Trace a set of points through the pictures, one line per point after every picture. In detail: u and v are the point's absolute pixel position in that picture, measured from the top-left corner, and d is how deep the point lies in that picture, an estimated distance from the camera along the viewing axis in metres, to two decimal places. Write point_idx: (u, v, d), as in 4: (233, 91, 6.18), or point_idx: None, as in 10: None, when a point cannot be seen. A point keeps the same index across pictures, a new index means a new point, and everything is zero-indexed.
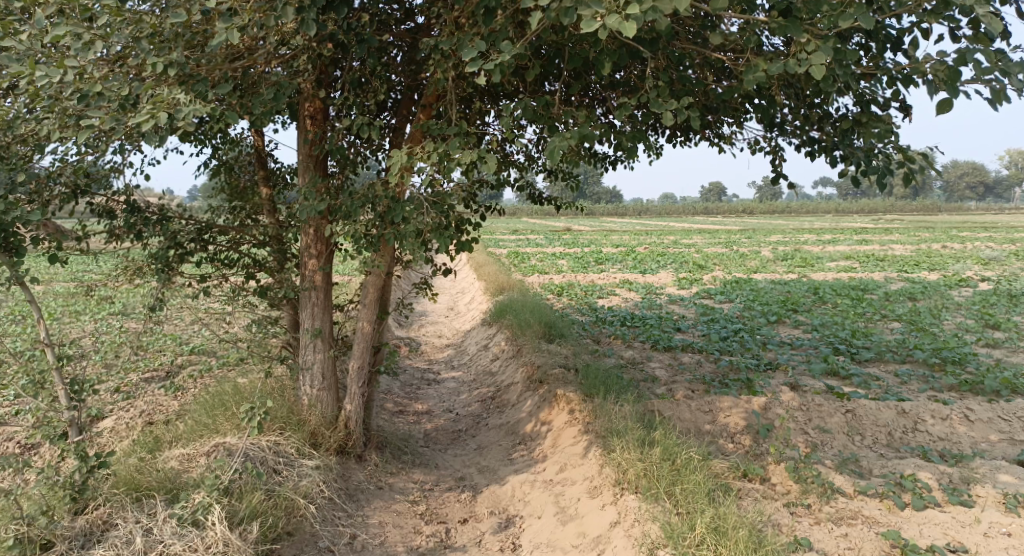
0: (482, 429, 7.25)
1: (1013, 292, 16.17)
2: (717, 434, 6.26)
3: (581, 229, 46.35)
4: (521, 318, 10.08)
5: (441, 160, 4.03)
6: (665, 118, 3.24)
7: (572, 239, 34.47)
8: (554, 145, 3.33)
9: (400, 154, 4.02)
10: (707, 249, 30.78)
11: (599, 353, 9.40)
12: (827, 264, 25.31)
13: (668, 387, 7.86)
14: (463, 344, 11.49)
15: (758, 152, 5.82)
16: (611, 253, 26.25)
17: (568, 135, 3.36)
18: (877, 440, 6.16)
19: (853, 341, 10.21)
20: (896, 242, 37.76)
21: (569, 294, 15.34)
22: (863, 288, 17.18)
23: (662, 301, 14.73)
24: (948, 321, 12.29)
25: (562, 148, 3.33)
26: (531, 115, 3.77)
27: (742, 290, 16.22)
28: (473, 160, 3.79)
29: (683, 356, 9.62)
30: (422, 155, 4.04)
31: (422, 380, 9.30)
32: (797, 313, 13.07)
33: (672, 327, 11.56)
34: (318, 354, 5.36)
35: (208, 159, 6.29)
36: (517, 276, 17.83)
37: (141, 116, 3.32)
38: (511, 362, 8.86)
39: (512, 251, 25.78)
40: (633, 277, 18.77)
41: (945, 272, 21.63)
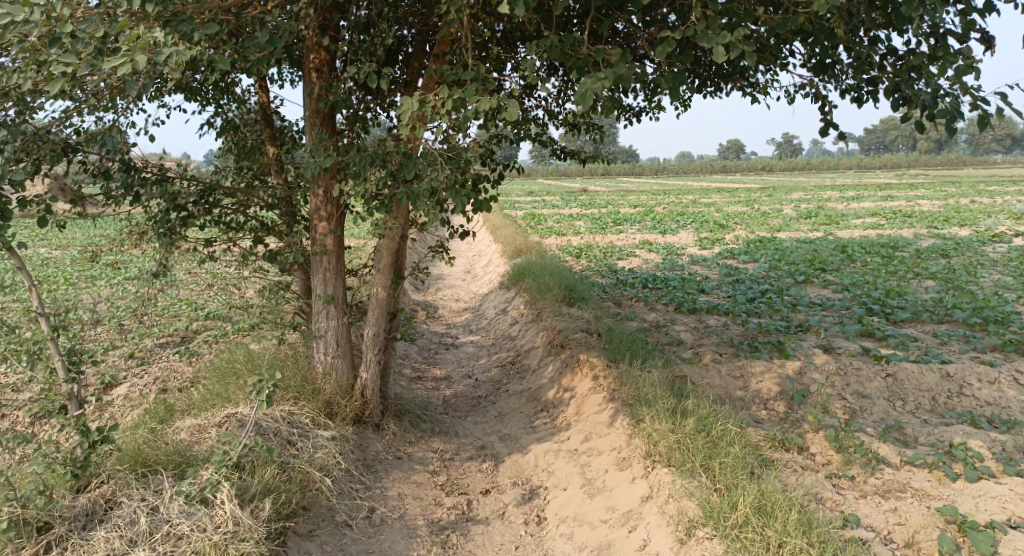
0: (502, 395, 7.01)
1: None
2: (749, 401, 5.97)
3: (599, 189, 45.70)
4: (540, 281, 9.78)
5: (457, 110, 3.70)
6: (717, 52, 2.87)
7: (589, 200, 33.93)
8: (587, 87, 2.93)
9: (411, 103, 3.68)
10: (727, 207, 30.21)
11: (622, 317, 9.10)
12: (853, 221, 24.69)
13: (695, 352, 7.56)
14: (481, 308, 11.22)
15: (796, 101, 5.41)
16: (630, 213, 25.78)
17: (602, 75, 2.99)
18: (920, 405, 5.86)
19: (886, 301, 9.84)
20: (922, 197, 37.03)
21: (588, 255, 15.00)
22: (892, 245, 16.67)
23: (683, 261, 14.37)
24: (984, 279, 11.83)
25: (596, 90, 2.94)
26: (558, 56, 3.41)
27: (766, 249, 15.81)
28: (493, 107, 3.46)
29: (708, 318, 9.31)
30: (436, 103, 3.71)
31: (440, 346, 9.06)
32: (825, 272, 12.68)
33: (696, 288, 11.21)
34: (331, 321, 5.11)
35: (213, 118, 6.00)
36: (534, 238, 17.48)
37: (118, 59, 3.06)
38: (531, 326, 8.60)
39: (529, 212, 25.38)
40: (653, 237, 18.36)
41: (976, 228, 21.01)
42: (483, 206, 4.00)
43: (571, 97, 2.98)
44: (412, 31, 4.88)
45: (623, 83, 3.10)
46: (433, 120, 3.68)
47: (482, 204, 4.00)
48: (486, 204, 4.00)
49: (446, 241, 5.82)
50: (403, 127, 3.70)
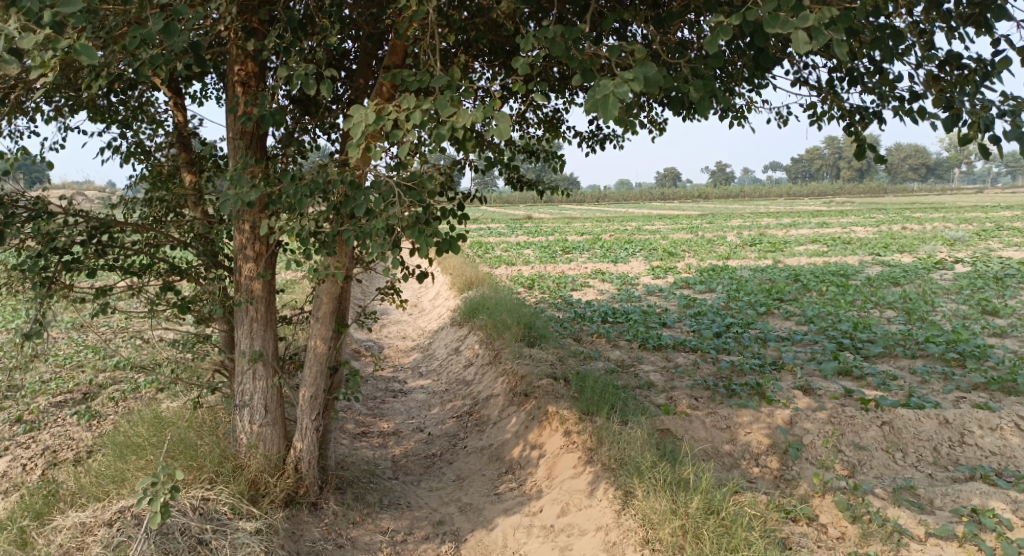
0: (459, 453, 6.21)
1: (995, 274, 15.73)
2: (741, 458, 5.35)
3: (543, 217, 45.41)
4: (496, 319, 9.05)
5: (423, 126, 3.02)
6: (795, 38, 2.27)
7: (535, 227, 33.46)
8: (612, 89, 2.26)
9: (364, 114, 2.94)
10: (673, 234, 30.23)
11: (586, 358, 8.44)
12: (796, 249, 24.86)
13: (670, 398, 6.94)
14: (431, 348, 10.39)
15: (789, 123, 4.90)
16: (578, 241, 25.39)
17: (628, 76, 2.30)
18: (922, 457, 5.34)
19: (855, 333, 9.48)
20: (855, 223, 38.16)
21: (540, 287, 14.36)
22: (842, 273, 16.61)
23: (639, 292, 13.87)
24: (943, 309, 11.67)
25: (621, 94, 2.26)
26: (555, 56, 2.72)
27: (721, 278, 15.47)
28: (473, 121, 2.76)
29: (676, 356, 8.75)
30: (393, 115, 2.97)
31: (387, 394, 8.19)
32: (785, 303, 12.35)
33: (657, 322, 10.69)
34: (259, 382, 4.25)
35: (119, 141, 5.11)
36: (483, 269, 16.75)
37: None
38: (488, 370, 7.86)
39: (474, 241, 24.70)
40: (605, 266, 17.89)
41: (917, 255, 21.32)
42: (452, 247, 3.24)
43: (586, 100, 2.29)
44: (358, 40, 4.18)
45: (646, 88, 2.43)
46: (393, 134, 2.96)
47: (450, 245, 3.24)
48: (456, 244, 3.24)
49: (398, 284, 5.03)
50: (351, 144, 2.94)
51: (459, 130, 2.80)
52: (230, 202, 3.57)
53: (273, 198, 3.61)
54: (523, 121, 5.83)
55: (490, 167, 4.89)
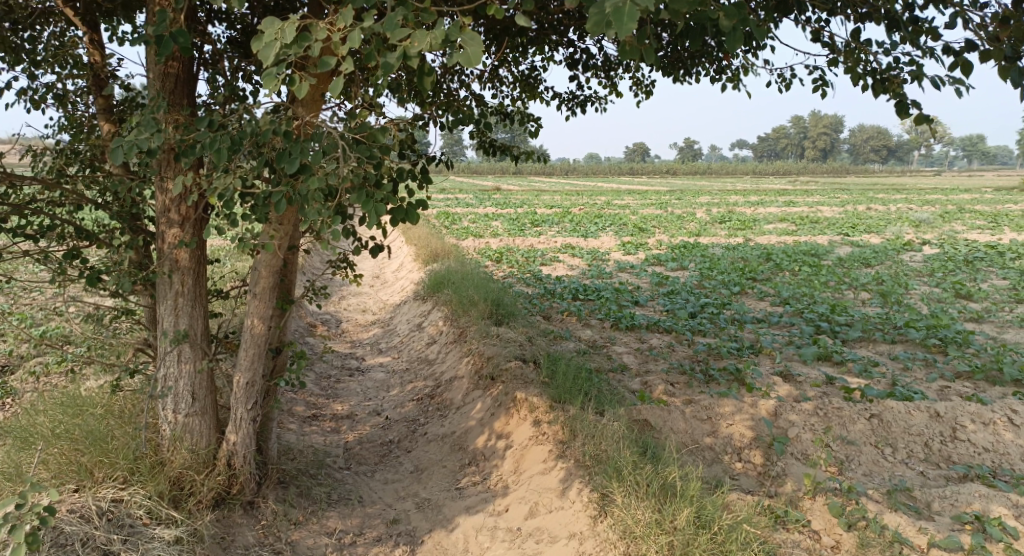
0: (419, 440, 5.74)
1: (964, 257, 15.66)
2: (723, 452, 4.97)
3: (512, 189, 44.77)
4: (461, 295, 8.56)
5: (370, 60, 2.49)
6: None
7: (504, 199, 32.84)
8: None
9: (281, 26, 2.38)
10: (642, 210, 29.94)
11: (556, 339, 8.01)
12: (766, 227, 24.71)
13: (645, 385, 6.54)
14: (392, 323, 9.85)
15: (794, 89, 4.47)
16: (548, 214, 24.90)
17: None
18: (913, 453, 5.00)
19: (832, 315, 9.20)
20: (821, 203, 38.36)
21: (509, 261, 13.88)
22: (813, 252, 16.41)
23: (610, 269, 13.47)
24: (916, 292, 11.47)
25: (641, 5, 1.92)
26: None
27: (693, 256, 15.15)
28: (434, 47, 2.25)
29: (649, 337, 8.37)
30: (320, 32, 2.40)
31: (344, 374, 7.67)
32: (758, 282, 12.07)
33: (630, 300, 10.30)
34: (185, 367, 3.73)
35: (29, 82, 4.44)
36: (449, 240, 16.17)
37: None
38: (452, 349, 7.38)
39: (441, 211, 24.07)
40: (575, 241, 17.44)
41: (885, 236, 21.29)
42: (409, 214, 2.72)
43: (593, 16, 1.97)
44: None
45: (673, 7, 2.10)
46: (327, 62, 2.42)
47: (405, 212, 2.72)
48: (414, 212, 2.73)
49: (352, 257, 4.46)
50: (270, 75, 2.41)
51: (414, 61, 2.28)
52: (129, 152, 2.97)
53: (187, 150, 3.04)
54: (494, 79, 5.30)
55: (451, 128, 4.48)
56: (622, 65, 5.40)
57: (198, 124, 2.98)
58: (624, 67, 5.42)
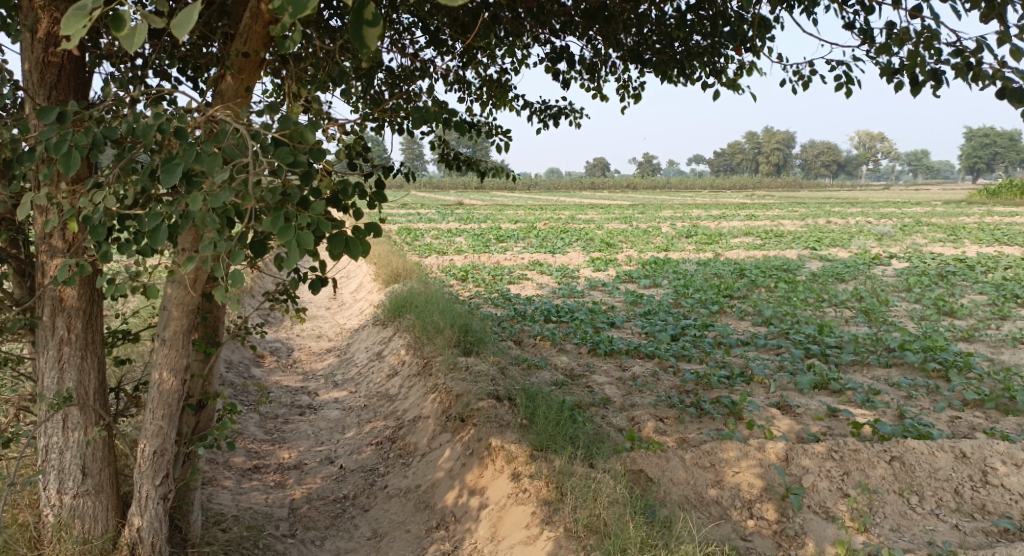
0: (378, 497, 5.03)
1: (937, 271, 15.41)
2: (731, 507, 4.32)
3: (475, 204, 44.12)
4: (426, 321, 7.84)
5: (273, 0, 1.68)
6: None
7: (467, 215, 32.17)
8: None
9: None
10: (607, 224, 29.55)
11: (530, 369, 7.33)
12: (733, 241, 24.41)
13: (632, 423, 5.89)
14: (350, 352, 9.07)
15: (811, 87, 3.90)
16: (512, 230, 24.30)
17: None
18: (944, 503, 4.40)
19: (820, 336, 8.67)
20: (783, 216, 38.63)
21: (475, 280, 13.17)
22: (785, 267, 16.01)
23: (581, 286, 12.87)
24: (899, 309, 11.05)
25: None
26: None
27: (665, 272, 14.66)
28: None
29: (630, 364, 7.76)
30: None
31: (294, 415, 6.89)
32: (736, 300, 11.58)
33: (605, 321, 9.68)
34: (69, 439, 3.13)
35: None
36: (412, 258, 15.43)
37: None
38: (416, 384, 6.67)
39: (402, 228, 23.26)
40: (542, 257, 16.82)
41: (852, 249, 21.12)
42: (348, 242, 1.99)
43: None
44: None
45: None
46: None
47: (342, 240, 1.98)
48: (356, 240, 2.00)
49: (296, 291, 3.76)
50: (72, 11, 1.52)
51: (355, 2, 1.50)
52: None
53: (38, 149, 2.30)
54: (461, 80, 4.66)
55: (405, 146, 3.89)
56: (607, 68, 4.78)
57: (55, 120, 2.27)
58: (608, 68, 4.80)
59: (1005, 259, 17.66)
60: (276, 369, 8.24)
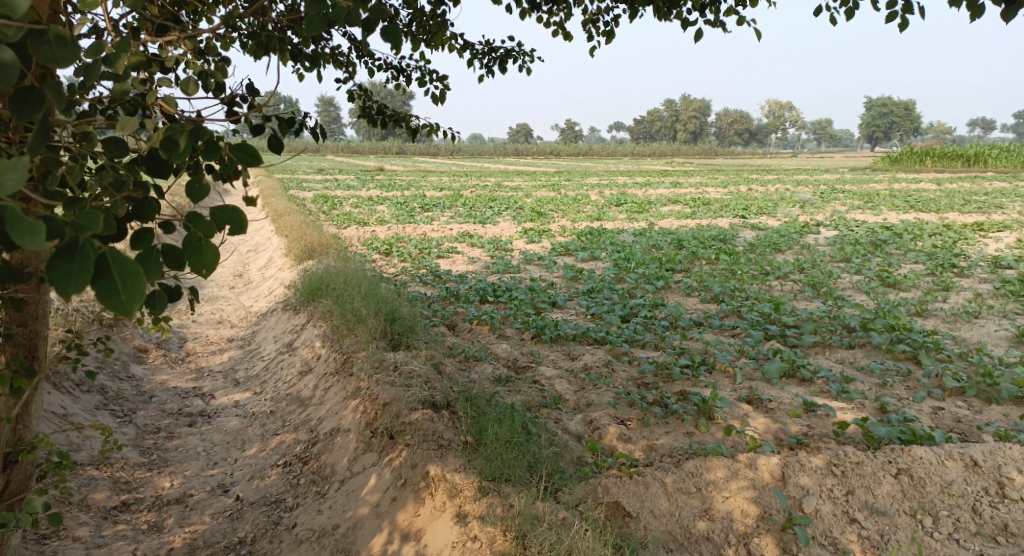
0: (285, 538, 4.24)
1: (871, 239, 15.26)
2: (725, 544, 3.58)
3: (397, 170, 42.35)
4: (345, 308, 6.83)
5: None
6: None
7: (388, 182, 30.64)
8: None
9: None
10: (534, 191, 28.66)
11: (466, 363, 6.47)
12: (663, 209, 23.91)
13: (590, 429, 5.14)
14: (257, 343, 7.99)
15: (850, 18, 3.31)
16: (437, 198, 23.09)
17: None
18: (963, 523, 3.79)
19: (777, 314, 8.06)
20: (707, 183, 38.69)
21: (400, 254, 12.08)
22: (722, 237, 15.52)
23: (516, 261, 12.00)
24: (844, 282, 10.60)
25: None
26: None
27: (602, 243, 13.95)
28: None
29: (578, 351, 6.99)
30: None
31: (184, 429, 5.88)
32: (678, 275, 10.98)
33: (546, 301, 8.86)
34: None
35: None
36: (330, 231, 14.18)
37: None
38: (337, 386, 5.74)
39: (320, 196, 21.70)
40: (471, 228, 15.79)
41: (781, 217, 20.98)
42: (107, 267, 1.50)
43: None
44: None
45: None
46: None
47: (93, 261, 1.49)
48: (120, 262, 1.50)
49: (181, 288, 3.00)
50: None
51: None
52: None
53: None
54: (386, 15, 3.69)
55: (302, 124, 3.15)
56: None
57: None
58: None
59: (931, 225, 17.67)
60: (164, 368, 7.14)
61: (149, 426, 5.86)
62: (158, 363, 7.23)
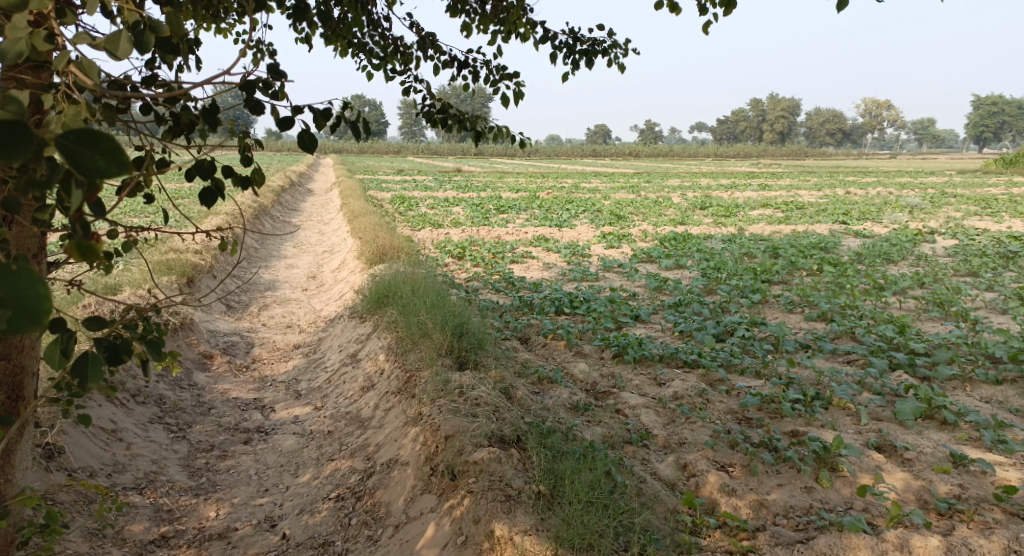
0: None
1: (995, 251, 13.65)
2: None
3: (473, 170, 42.04)
4: (410, 320, 6.24)
5: None
6: None
7: (465, 182, 30.27)
8: None
9: None
10: (613, 194, 27.63)
11: (540, 387, 5.75)
12: (752, 214, 22.48)
13: (686, 475, 4.34)
14: (321, 352, 7.51)
15: None
16: (514, 199, 22.46)
17: None
18: None
19: (901, 338, 6.97)
20: (798, 186, 36.61)
21: (473, 258, 11.49)
22: (823, 245, 14.23)
23: (596, 268, 11.20)
24: (974, 301, 9.29)
25: None
26: None
27: (688, 250, 12.97)
28: None
29: (667, 375, 6.16)
30: None
31: (238, 447, 5.37)
32: (777, 288, 9.94)
33: (628, 314, 8.04)
34: None
35: None
36: (404, 232, 13.75)
37: None
38: (397, 408, 5.13)
39: (397, 197, 21.41)
40: (549, 232, 15.06)
41: (884, 224, 19.31)
42: None
43: None
44: None
45: None
46: None
47: None
48: None
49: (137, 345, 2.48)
50: None
51: None
52: None
53: None
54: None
55: (344, 111, 2.83)
56: None
57: None
58: None
59: None
60: (226, 377, 6.72)
61: (202, 444, 5.38)
62: (221, 371, 6.80)
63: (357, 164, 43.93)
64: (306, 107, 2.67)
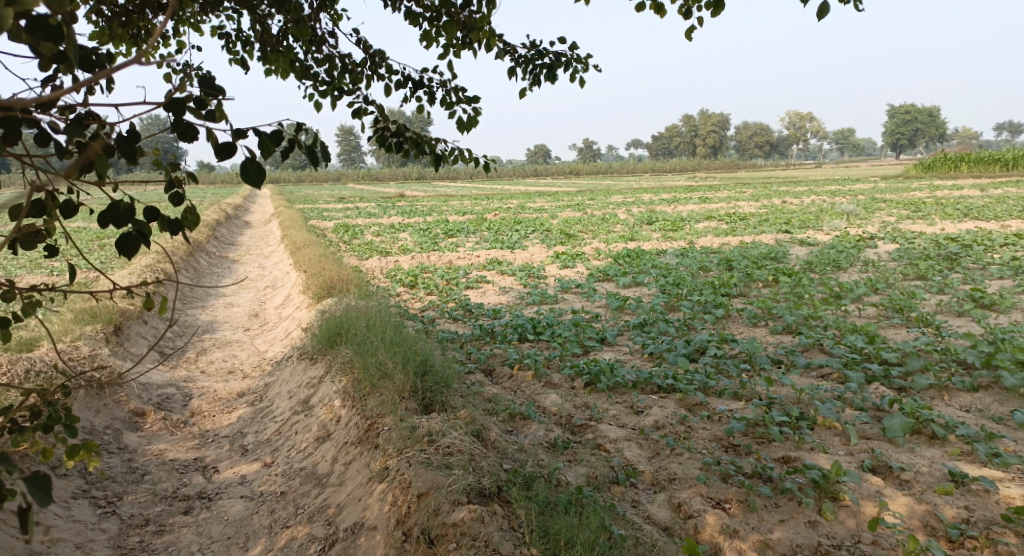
0: None
1: (938, 252, 13.93)
2: None
3: (415, 195, 41.45)
4: (367, 359, 5.80)
5: None
6: None
7: (409, 207, 29.74)
8: None
9: None
10: (559, 212, 27.51)
11: (512, 425, 5.37)
12: (698, 227, 22.63)
13: (681, 516, 4.05)
14: (269, 399, 6.96)
15: None
16: (460, 222, 22.07)
17: None
18: None
19: (871, 347, 6.86)
20: (737, 197, 37.29)
21: (425, 286, 11.06)
22: (773, 255, 14.28)
23: (552, 290, 10.90)
24: (930, 304, 9.33)
25: None
26: None
27: (643, 266, 12.80)
28: None
29: (642, 402, 5.87)
30: None
31: (177, 519, 4.83)
32: (736, 301, 9.82)
33: (594, 338, 7.74)
34: None
35: None
36: (350, 262, 13.21)
37: None
38: (359, 461, 4.69)
39: (339, 225, 20.74)
40: (500, 254, 14.72)
41: (826, 230, 19.64)
42: None
43: None
44: None
45: None
46: None
47: None
48: None
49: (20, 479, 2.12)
50: None
51: None
52: None
53: None
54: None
55: (296, 135, 2.52)
56: None
57: None
58: None
59: (997, 233, 16.29)
60: (162, 436, 6.12)
61: (135, 518, 4.82)
62: (157, 430, 6.20)
63: (296, 194, 42.92)
64: (250, 131, 2.38)
